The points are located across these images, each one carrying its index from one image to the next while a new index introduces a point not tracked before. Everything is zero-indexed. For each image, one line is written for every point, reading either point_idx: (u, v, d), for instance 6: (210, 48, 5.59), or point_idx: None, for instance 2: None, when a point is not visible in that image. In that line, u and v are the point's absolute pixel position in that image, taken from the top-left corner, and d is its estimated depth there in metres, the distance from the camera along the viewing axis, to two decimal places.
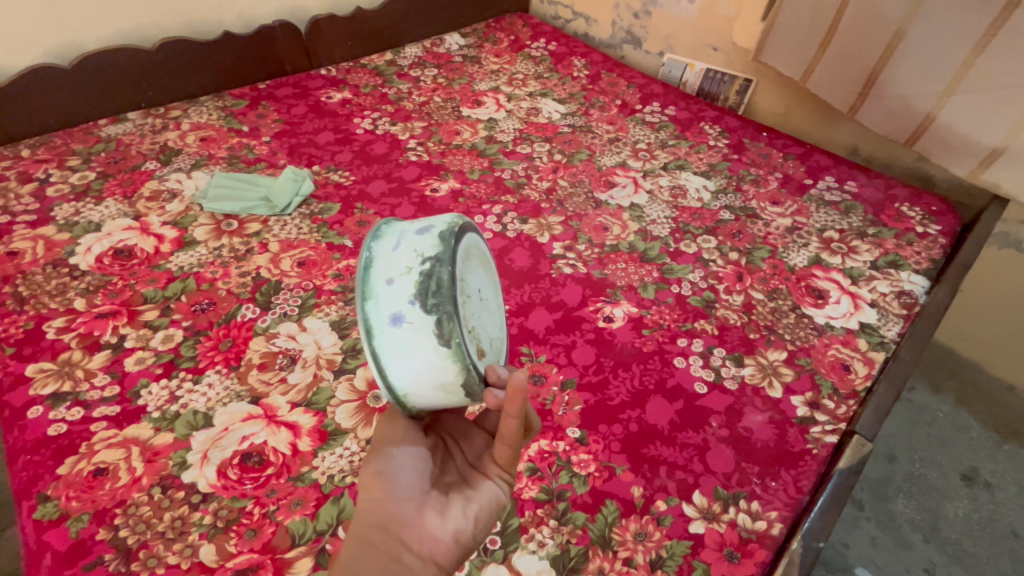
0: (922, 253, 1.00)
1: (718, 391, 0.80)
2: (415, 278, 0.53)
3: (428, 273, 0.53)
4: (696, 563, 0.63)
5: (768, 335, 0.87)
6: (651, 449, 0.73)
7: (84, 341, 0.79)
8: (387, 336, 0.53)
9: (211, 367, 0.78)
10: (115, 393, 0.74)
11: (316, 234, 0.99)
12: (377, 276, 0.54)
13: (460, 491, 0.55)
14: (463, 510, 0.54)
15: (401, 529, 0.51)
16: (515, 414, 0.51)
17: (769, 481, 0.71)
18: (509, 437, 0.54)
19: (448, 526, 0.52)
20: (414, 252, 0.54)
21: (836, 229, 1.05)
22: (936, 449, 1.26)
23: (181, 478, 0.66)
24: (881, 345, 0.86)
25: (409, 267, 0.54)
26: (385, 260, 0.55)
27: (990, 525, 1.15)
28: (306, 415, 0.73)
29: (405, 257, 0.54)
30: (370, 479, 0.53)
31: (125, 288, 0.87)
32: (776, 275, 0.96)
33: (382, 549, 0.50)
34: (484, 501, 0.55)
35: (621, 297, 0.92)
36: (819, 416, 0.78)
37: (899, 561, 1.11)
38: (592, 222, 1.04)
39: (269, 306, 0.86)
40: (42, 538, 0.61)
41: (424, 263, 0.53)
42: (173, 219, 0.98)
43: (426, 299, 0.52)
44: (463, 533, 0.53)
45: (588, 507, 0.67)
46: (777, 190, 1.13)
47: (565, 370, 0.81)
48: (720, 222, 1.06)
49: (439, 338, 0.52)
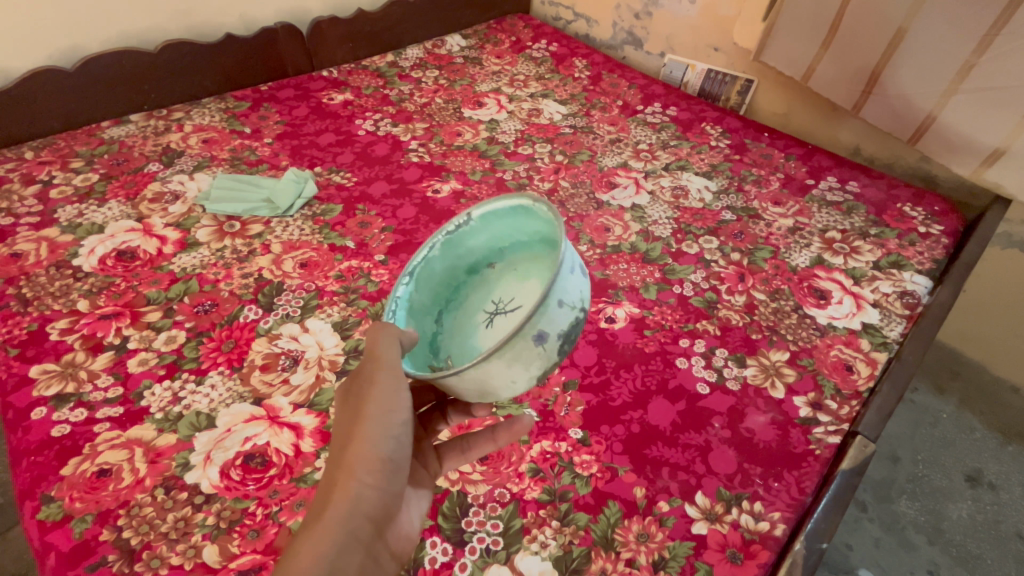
0: (925, 253, 1.00)
1: (720, 391, 0.80)
2: (574, 319, 0.54)
3: (578, 322, 0.55)
4: (699, 564, 0.63)
5: (770, 335, 0.87)
6: (653, 450, 0.73)
7: (87, 342, 0.79)
8: (523, 344, 0.50)
9: (214, 368, 0.78)
10: (118, 394, 0.74)
11: (319, 235, 0.99)
12: (558, 291, 0.51)
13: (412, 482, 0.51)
14: (417, 503, 0.51)
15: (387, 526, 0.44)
16: (498, 443, 0.58)
17: (771, 482, 0.71)
18: (473, 452, 0.59)
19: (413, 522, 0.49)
20: (580, 293, 0.55)
21: (838, 230, 1.05)
22: (939, 450, 1.26)
23: (184, 479, 0.66)
24: (884, 345, 0.86)
25: (575, 305, 0.53)
26: (568, 281, 0.52)
27: (994, 526, 1.15)
28: (308, 416, 0.73)
29: (576, 289, 0.54)
30: (368, 468, 0.43)
31: (129, 289, 0.87)
32: (779, 275, 0.96)
33: (368, 542, 0.42)
34: (427, 491, 0.54)
35: (624, 297, 0.92)
36: (822, 416, 0.77)
37: (902, 562, 1.11)
38: (594, 222, 1.05)
39: (272, 307, 0.86)
40: (46, 539, 0.61)
41: (582, 311, 0.55)
42: (176, 221, 0.99)
43: (564, 343, 0.54)
44: (418, 525, 0.51)
45: (590, 507, 0.67)
46: (779, 191, 1.13)
47: (567, 371, 0.81)
48: (722, 222, 1.06)
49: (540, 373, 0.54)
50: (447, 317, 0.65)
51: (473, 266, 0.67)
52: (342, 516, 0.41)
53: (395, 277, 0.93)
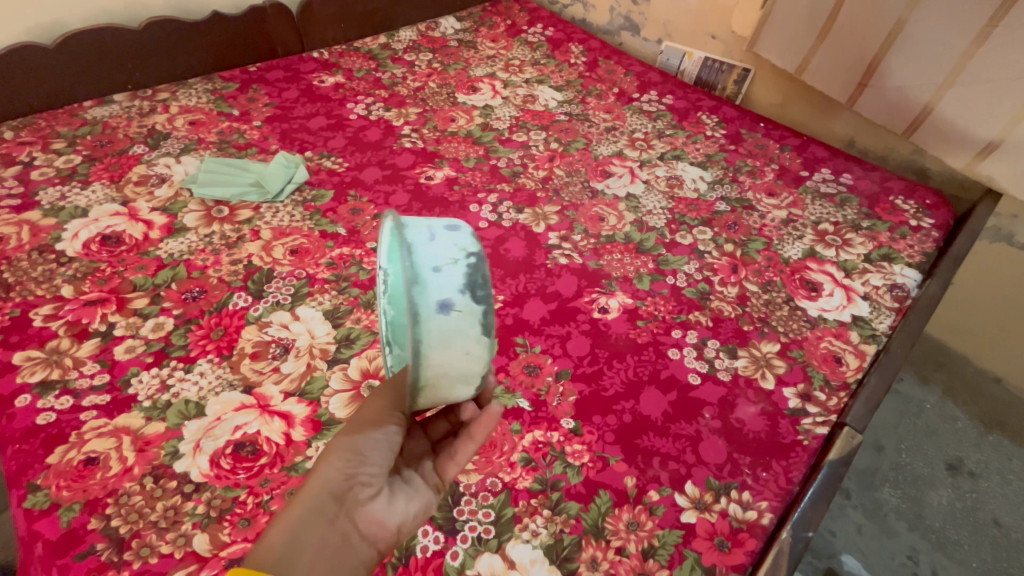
0: (914, 247, 1.01)
1: (711, 382, 0.80)
2: (462, 270, 0.54)
3: (473, 267, 0.54)
4: (688, 553, 0.64)
5: (762, 327, 0.88)
6: (645, 440, 0.73)
7: (72, 329, 0.78)
8: (432, 323, 0.52)
9: (203, 356, 0.77)
10: (105, 381, 0.73)
11: (309, 221, 0.97)
12: (422, 261, 0.53)
13: (404, 489, 0.58)
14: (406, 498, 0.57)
15: (349, 509, 0.53)
16: (475, 435, 0.61)
17: (760, 472, 0.72)
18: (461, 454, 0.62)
19: (393, 513, 0.55)
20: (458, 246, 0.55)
21: (831, 222, 1.05)
22: (922, 439, 1.29)
23: (173, 468, 0.65)
24: (873, 338, 0.87)
25: (455, 259, 0.54)
26: (428, 249, 0.54)
27: (972, 513, 1.18)
28: (299, 404, 0.73)
29: (447, 250, 0.55)
30: (343, 449, 0.54)
31: (114, 275, 0.85)
32: (771, 267, 0.97)
33: (332, 514, 0.52)
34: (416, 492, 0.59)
35: (617, 288, 0.92)
36: (811, 407, 0.78)
37: (883, 547, 1.14)
38: (589, 211, 1.04)
39: (261, 294, 0.85)
40: (33, 527, 0.60)
41: (469, 257, 0.54)
42: (162, 205, 0.96)
43: (475, 292, 0.53)
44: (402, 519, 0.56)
45: (581, 497, 0.67)
46: (773, 182, 1.12)
47: (560, 361, 0.81)
48: (715, 213, 1.06)
49: (484, 328, 0.54)
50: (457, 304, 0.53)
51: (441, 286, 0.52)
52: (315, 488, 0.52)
53: None
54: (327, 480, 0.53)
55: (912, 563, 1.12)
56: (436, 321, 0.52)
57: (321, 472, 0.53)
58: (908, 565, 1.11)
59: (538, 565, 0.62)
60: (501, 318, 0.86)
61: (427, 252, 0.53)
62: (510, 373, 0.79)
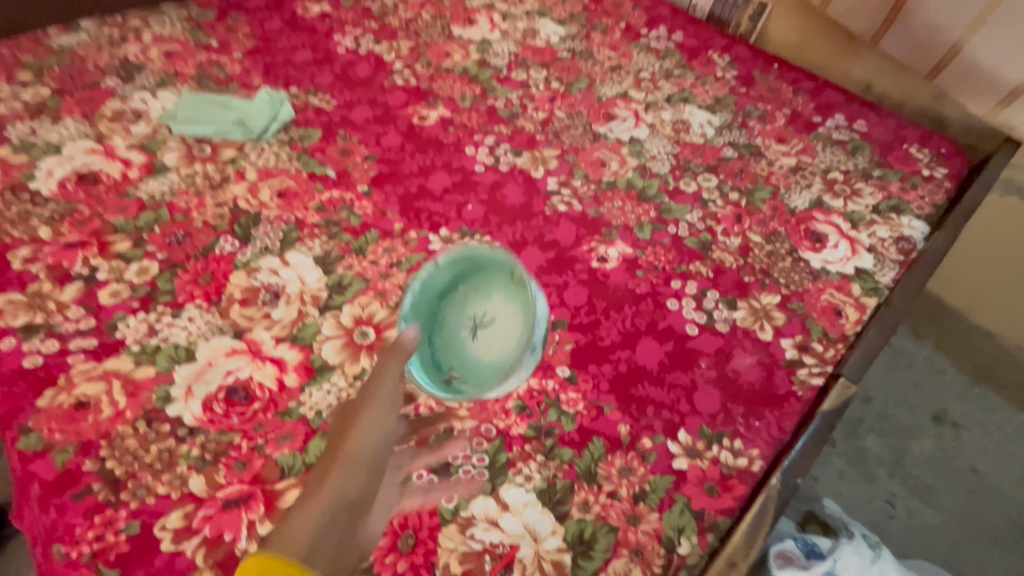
0: (925, 198, 0.97)
1: (709, 333, 0.79)
2: (508, 277, 0.66)
3: (521, 281, 0.66)
4: (678, 497, 0.65)
5: (763, 279, 0.86)
6: (640, 389, 0.73)
7: (53, 272, 0.75)
8: (478, 337, 0.66)
9: (191, 301, 0.75)
10: (91, 325, 0.71)
11: (297, 162, 0.93)
12: (479, 294, 0.66)
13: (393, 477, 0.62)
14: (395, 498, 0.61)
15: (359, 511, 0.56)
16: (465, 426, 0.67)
17: (753, 421, 0.72)
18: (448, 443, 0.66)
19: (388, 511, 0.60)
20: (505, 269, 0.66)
21: (841, 171, 1.01)
22: (910, 391, 1.31)
23: (165, 412, 0.65)
24: (874, 291, 0.86)
25: (512, 279, 0.66)
26: (488, 274, 0.67)
27: (952, 461, 1.21)
28: (291, 350, 0.72)
29: (502, 266, 0.67)
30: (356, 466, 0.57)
31: (93, 217, 0.81)
32: (776, 218, 0.94)
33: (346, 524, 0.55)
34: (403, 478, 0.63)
35: (617, 236, 0.89)
36: (807, 359, 0.78)
37: (863, 492, 1.18)
38: (590, 156, 0.99)
39: (249, 238, 0.82)
40: (28, 468, 0.60)
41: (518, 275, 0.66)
42: (140, 143, 0.91)
43: (510, 300, 0.66)
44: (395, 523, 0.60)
45: (575, 443, 0.68)
46: (784, 128, 1.07)
47: (556, 310, 0.79)
48: (722, 160, 1.01)
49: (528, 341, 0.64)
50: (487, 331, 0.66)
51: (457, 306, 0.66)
52: (332, 493, 0.55)
53: (379, 209, 0.88)
54: (342, 497, 0.55)
55: (889, 507, 1.16)
56: (478, 336, 0.66)
57: (333, 486, 0.55)
58: (885, 508, 1.16)
59: (531, 508, 0.63)
60: None
61: (474, 292, 0.67)
62: None
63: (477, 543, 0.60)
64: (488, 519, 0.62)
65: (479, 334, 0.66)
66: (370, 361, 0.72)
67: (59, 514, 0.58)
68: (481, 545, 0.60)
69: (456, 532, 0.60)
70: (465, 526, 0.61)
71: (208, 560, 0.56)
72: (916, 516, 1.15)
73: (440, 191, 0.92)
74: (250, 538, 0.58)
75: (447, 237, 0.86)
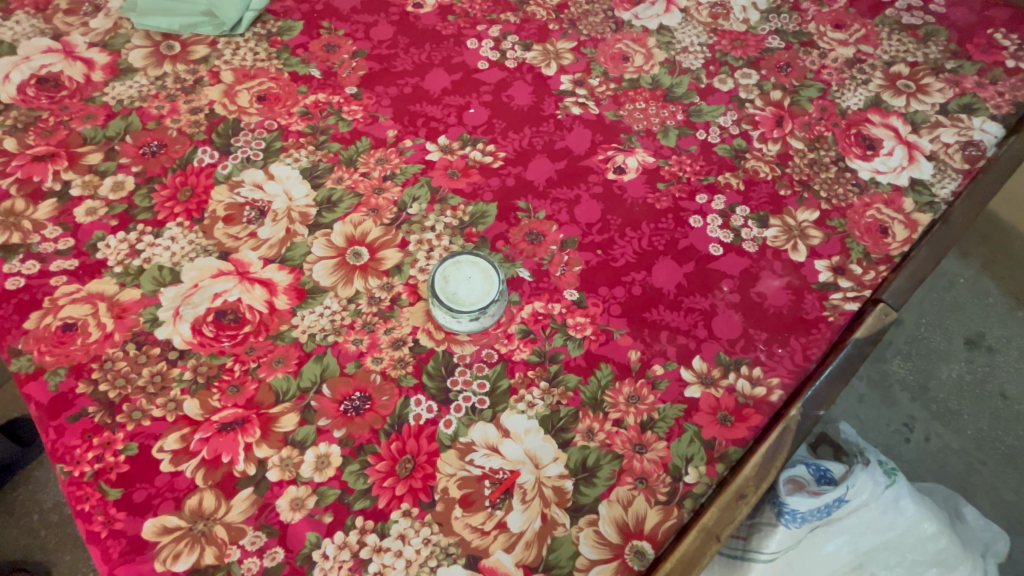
0: (1005, 95, 0.82)
1: (735, 253, 0.71)
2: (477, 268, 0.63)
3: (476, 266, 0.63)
4: (687, 426, 0.62)
5: (801, 192, 0.76)
6: (653, 314, 0.67)
7: (25, 188, 0.71)
8: (468, 285, 0.62)
9: (172, 219, 0.70)
10: (70, 246, 0.68)
11: (276, 60, 0.82)
12: (466, 287, 0.62)
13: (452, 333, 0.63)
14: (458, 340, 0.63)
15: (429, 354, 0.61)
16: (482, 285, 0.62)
17: (775, 348, 0.67)
18: (479, 304, 0.61)
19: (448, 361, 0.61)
20: (460, 269, 0.63)
21: (907, 63, 0.85)
22: (945, 314, 1.23)
23: (155, 335, 0.63)
24: (930, 206, 0.75)
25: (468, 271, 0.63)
26: (461, 285, 0.62)
27: (981, 386, 1.16)
28: (280, 272, 0.67)
29: (463, 274, 0.63)
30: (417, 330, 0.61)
31: (59, 126, 0.75)
32: (823, 120, 0.81)
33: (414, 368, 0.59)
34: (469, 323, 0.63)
35: (637, 144, 0.78)
36: (843, 282, 0.70)
37: (881, 415, 1.16)
38: (610, 49, 0.85)
39: (228, 149, 0.75)
40: (24, 390, 0.61)
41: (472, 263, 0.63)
42: (101, 40, 0.81)
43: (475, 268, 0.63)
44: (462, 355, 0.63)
45: (581, 369, 0.64)
46: (845, 10, 0.90)
47: (565, 228, 0.72)
48: (766, 50, 0.86)
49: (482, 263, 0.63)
50: (468, 272, 0.63)
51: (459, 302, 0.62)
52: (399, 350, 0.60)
53: (370, 115, 0.79)
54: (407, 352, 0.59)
55: (906, 430, 1.14)
56: (461, 277, 0.63)
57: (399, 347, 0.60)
58: (902, 431, 1.14)
59: (532, 435, 0.61)
60: (501, 179, 0.75)
61: (465, 292, 0.62)
62: (510, 241, 0.71)
63: (477, 468, 0.59)
64: (488, 446, 0.60)
65: (465, 282, 0.63)
66: (364, 283, 0.67)
67: (58, 435, 0.58)
68: (481, 470, 0.59)
69: (455, 457, 0.59)
70: (465, 452, 0.59)
71: (207, 481, 0.57)
72: (934, 440, 1.13)
73: (437, 92, 0.81)
74: (247, 461, 0.58)
75: (445, 146, 0.77)
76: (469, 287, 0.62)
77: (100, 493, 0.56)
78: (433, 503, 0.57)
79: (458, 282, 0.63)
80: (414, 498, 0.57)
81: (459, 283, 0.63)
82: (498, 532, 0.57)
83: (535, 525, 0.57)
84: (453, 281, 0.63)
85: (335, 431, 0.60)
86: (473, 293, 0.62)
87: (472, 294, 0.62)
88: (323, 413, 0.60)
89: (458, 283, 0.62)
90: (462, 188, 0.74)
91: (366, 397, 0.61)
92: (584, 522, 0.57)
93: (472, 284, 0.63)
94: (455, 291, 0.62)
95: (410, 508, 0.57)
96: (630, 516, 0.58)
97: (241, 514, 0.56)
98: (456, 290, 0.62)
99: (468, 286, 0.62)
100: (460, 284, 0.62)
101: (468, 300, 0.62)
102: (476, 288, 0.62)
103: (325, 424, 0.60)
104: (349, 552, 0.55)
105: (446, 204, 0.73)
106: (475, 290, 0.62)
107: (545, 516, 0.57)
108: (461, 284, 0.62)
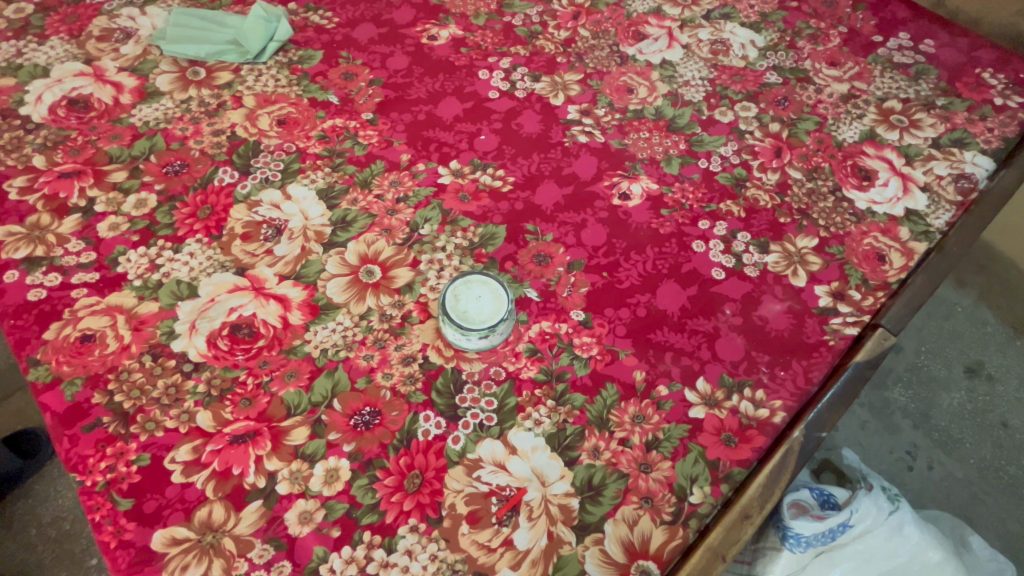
0: (994, 130, 0.86)
1: (737, 278, 0.73)
2: (489, 288, 0.65)
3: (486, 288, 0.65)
4: (692, 446, 0.63)
5: (800, 220, 0.78)
6: (658, 335, 0.69)
7: (50, 204, 0.73)
8: (478, 306, 0.64)
9: (192, 235, 0.72)
10: (92, 259, 0.70)
11: (297, 87, 0.85)
12: (476, 307, 0.64)
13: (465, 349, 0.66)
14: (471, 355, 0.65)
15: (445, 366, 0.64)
16: (494, 304, 0.64)
17: (777, 371, 0.68)
18: (488, 322, 0.63)
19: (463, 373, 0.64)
20: (469, 290, 0.65)
21: (900, 99, 0.89)
22: (944, 342, 1.24)
23: (170, 347, 0.65)
24: (925, 235, 0.77)
25: (478, 292, 0.65)
26: (472, 305, 0.64)
27: (982, 414, 1.17)
28: (295, 288, 0.69)
29: (474, 294, 0.65)
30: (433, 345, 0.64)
31: (87, 145, 0.78)
32: (821, 151, 0.84)
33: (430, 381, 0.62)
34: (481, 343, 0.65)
35: (641, 171, 0.81)
36: (842, 307, 0.72)
37: (883, 443, 1.16)
38: (615, 81, 0.89)
39: (248, 169, 0.78)
40: (40, 399, 0.62)
41: (482, 284, 0.65)
42: (130, 65, 0.85)
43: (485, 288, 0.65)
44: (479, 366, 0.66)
45: (587, 389, 0.65)
46: (839, 49, 0.94)
47: (572, 251, 0.74)
48: (764, 86, 0.90)
49: (493, 283, 0.65)
50: (479, 292, 0.65)
51: (469, 321, 0.63)
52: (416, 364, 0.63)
53: (384, 139, 0.82)
54: None
55: (909, 458, 1.14)
56: (473, 297, 0.65)
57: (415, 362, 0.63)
58: (905, 459, 1.14)
59: (539, 452, 0.61)
60: (509, 203, 0.77)
61: (475, 312, 0.64)
62: (518, 262, 0.73)
63: (484, 485, 0.59)
64: (495, 462, 0.61)
65: (476, 302, 0.64)
66: (376, 300, 0.69)
67: (72, 444, 0.59)
68: (488, 487, 0.59)
69: (463, 473, 0.60)
70: (472, 468, 0.60)
71: (217, 493, 0.58)
72: (936, 469, 1.13)
73: (449, 119, 0.84)
74: (257, 473, 0.59)
75: (457, 170, 0.80)
76: (479, 307, 0.64)
77: (111, 503, 0.57)
78: (441, 520, 0.58)
79: (467, 301, 0.64)
80: (422, 513, 0.58)
81: (469, 303, 0.64)
82: (505, 549, 0.57)
83: (542, 542, 0.57)
84: (462, 302, 0.64)
85: (345, 446, 0.60)
86: (485, 313, 0.64)
87: (482, 313, 0.64)
88: (333, 427, 0.61)
89: (467, 304, 0.64)
90: (471, 211, 0.77)
91: (376, 411, 0.62)
92: (590, 541, 0.58)
93: (482, 304, 0.64)
94: (466, 310, 0.64)
95: (417, 523, 0.57)
96: (635, 535, 0.58)
97: (250, 526, 0.56)
98: (468, 309, 0.64)
99: (480, 305, 0.64)
100: (472, 304, 0.64)
101: (478, 319, 0.63)
102: (486, 307, 0.64)
103: (335, 438, 0.61)
104: (356, 567, 0.55)
105: (457, 225, 0.75)
106: (484, 309, 0.64)
107: (551, 535, 0.58)
108: (472, 304, 0.64)
